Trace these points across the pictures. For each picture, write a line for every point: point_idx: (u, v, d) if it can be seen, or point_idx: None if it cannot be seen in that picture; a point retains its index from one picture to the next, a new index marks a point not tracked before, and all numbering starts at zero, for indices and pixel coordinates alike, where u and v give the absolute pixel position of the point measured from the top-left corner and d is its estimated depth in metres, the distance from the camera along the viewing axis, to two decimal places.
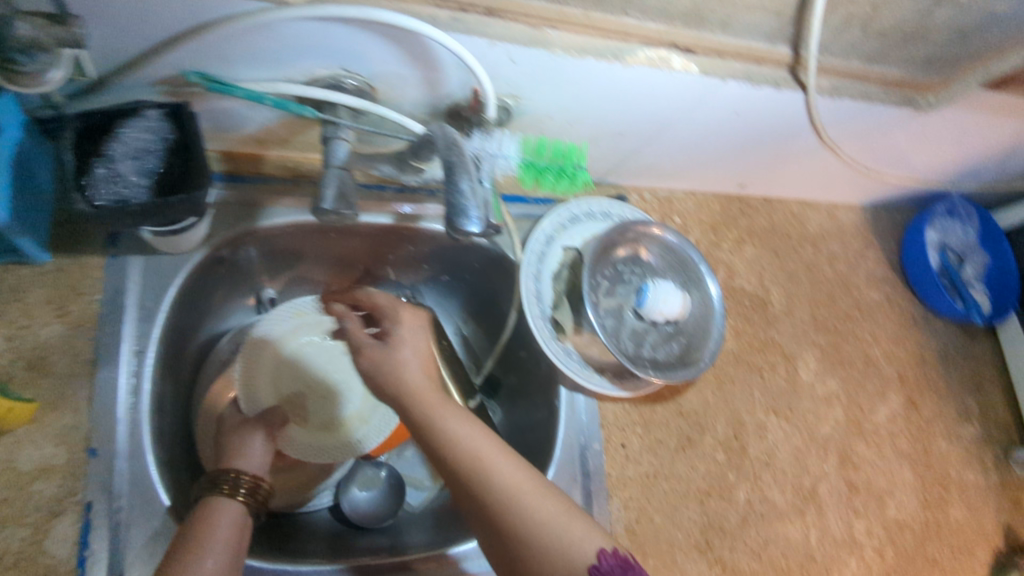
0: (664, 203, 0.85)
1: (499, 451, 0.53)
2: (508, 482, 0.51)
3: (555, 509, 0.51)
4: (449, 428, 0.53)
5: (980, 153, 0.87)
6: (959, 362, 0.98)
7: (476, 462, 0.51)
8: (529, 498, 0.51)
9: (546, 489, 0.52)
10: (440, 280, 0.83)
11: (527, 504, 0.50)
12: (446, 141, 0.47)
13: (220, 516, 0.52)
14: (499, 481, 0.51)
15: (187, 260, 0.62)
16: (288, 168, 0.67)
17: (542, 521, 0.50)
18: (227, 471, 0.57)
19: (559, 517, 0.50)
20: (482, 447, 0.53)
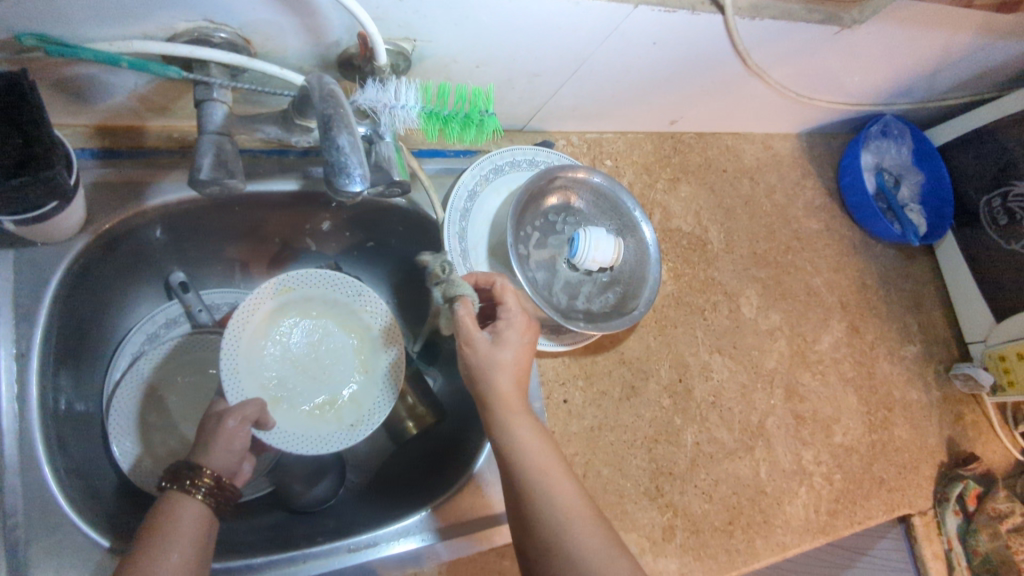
0: (593, 145, 0.82)
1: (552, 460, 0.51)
2: (565, 508, 0.49)
3: (610, 548, 0.48)
4: (523, 438, 0.51)
5: (911, 70, 0.84)
6: (899, 284, 0.98)
7: (536, 478, 0.50)
8: (564, 510, 0.48)
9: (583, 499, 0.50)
10: (366, 246, 0.78)
11: (580, 535, 0.48)
12: (322, 90, 0.41)
13: (187, 516, 0.49)
14: (557, 500, 0.49)
15: (68, 250, 0.56)
16: (175, 140, 0.61)
17: (585, 555, 0.47)
18: (199, 465, 0.51)
19: (606, 556, 0.47)
20: (537, 453, 0.51)
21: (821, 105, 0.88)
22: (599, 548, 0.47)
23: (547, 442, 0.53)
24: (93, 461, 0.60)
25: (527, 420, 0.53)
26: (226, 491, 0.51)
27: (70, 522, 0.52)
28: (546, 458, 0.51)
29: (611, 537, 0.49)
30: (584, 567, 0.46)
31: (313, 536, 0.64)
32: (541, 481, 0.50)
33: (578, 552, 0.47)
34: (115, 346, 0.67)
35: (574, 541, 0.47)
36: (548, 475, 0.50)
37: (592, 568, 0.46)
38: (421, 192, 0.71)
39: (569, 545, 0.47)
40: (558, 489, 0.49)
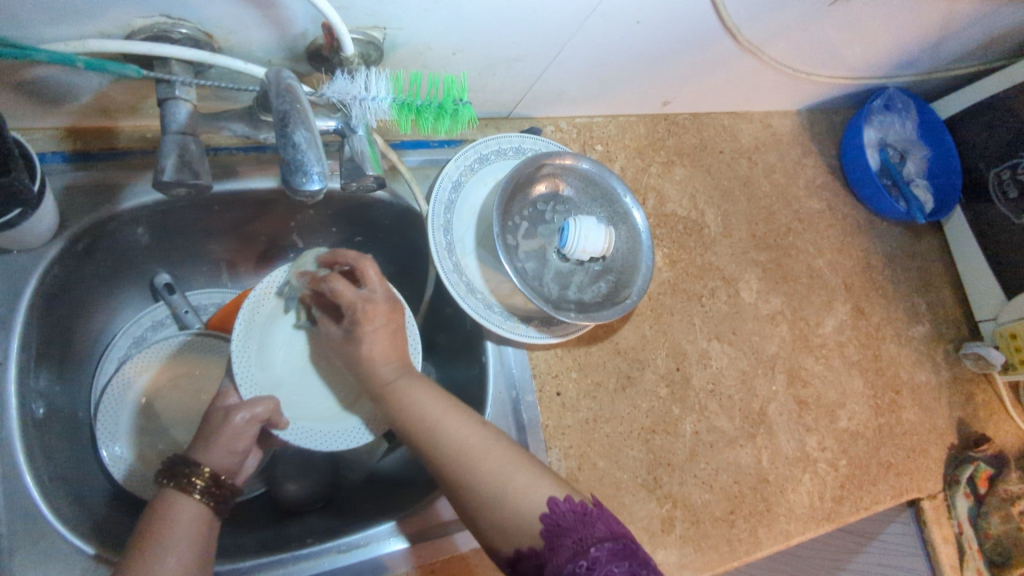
0: (583, 130, 0.80)
1: (453, 409, 0.52)
2: (457, 440, 0.50)
3: (509, 459, 0.50)
4: (411, 400, 0.52)
5: (915, 39, 0.81)
6: (905, 262, 0.95)
7: (424, 428, 0.50)
8: (469, 454, 0.49)
9: (496, 442, 0.51)
10: (353, 242, 0.76)
11: (498, 471, 0.49)
12: (280, 85, 0.41)
13: (183, 516, 0.47)
14: (446, 440, 0.50)
15: (41, 258, 0.55)
16: (147, 140, 0.61)
17: (489, 477, 0.48)
18: (200, 464, 0.49)
19: (506, 467, 0.49)
20: (444, 409, 0.51)
21: (821, 81, 0.85)
22: (497, 472, 0.49)
23: (435, 393, 0.53)
24: (80, 467, 0.59)
25: (415, 382, 0.53)
26: (224, 491, 0.49)
27: (54, 532, 0.51)
28: (426, 410, 0.51)
29: (509, 446, 0.51)
30: (494, 489, 0.48)
31: (305, 536, 0.63)
32: (427, 430, 0.50)
33: (480, 480, 0.48)
34: (102, 350, 0.67)
35: (473, 468, 0.49)
36: (442, 423, 0.51)
37: (500, 488, 0.48)
38: (404, 185, 0.69)
39: (477, 476, 0.49)
40: (451, 428, 0.50)
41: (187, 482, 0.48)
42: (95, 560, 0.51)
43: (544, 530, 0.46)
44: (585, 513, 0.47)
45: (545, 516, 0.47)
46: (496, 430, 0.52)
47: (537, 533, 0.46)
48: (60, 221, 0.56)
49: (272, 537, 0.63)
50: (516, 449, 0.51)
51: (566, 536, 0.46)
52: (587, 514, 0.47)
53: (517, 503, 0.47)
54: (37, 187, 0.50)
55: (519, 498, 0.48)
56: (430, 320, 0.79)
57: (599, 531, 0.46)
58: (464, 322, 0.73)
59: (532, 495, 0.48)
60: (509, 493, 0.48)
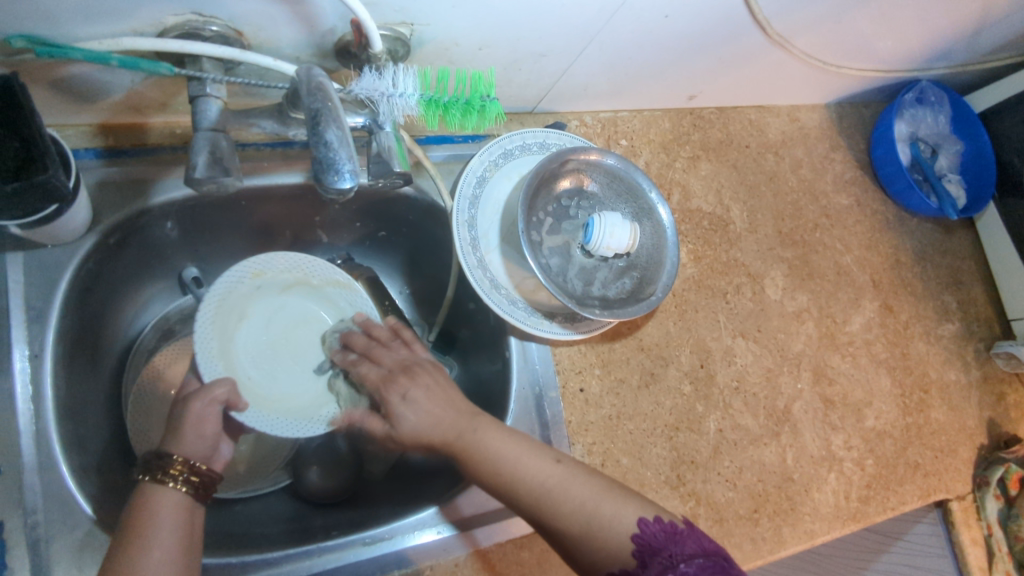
0: (607, 125, 0.79)
1: (530, 444, 0.52)
2: (539, 480, 0.50)
3: (594, 489, 0.50)
4: (494, 446, 0.50)
5: (950, 30, 0.79)
6: (936, 259, 0.93)
7: (503, 470, 0.50)
8: (560, 485, 0.50)
9: (582, 473, 0.51)
10: (378, 236, 0.77)
11: (590, 499, 0.49)
12: (310, 83, 0.41)
13: (165, 505, 0.48)
14: (533, 482, 0.49)
15: (75, 252, 0.56)
16: (177, 136, 0.61)
17: (579, 512, 0.48)
18: (171, 455, 0.50)
19: (596, 496, 0.50)
20: (521, 446, 0.51)
21: (851, 74, 0.83)
22: (588, 500, 0.49)
23: (512, 435, 0.52)
24: (113, 457, 0.61)
25: (491, 427, 0.52)
26: (204, 479, 0.50)
27: (89, 520, 0.52)
28: (513, 449, 0.50)
29: (594, 476, 0.51)
30: (584, 520, 0.48)
31: (330, 528, 0.64)
32: (506, 471, 0.50)
33: (572, 514, 0.48)
34: (132, 343, 0.68)
35: (561, 505, 0.49)
36: (526, 464, 0.50)
37: (595, 521, 0.48)
38: (428, 180, 0.69)
39: (569, 514, 0.48)
40: (536, 468, 0.50)
41: (162, 474, 0.48)
42: None
43: (637, 550, 0.47)
44: (676, 533, 0.48)
45: (637, 537, 0.48)
46: (581, 462, 0.52)
47: (630, 555, 0.47)
48: (93, 215, 0.57)
49: (298, 528, 0.64)
50: (604, 478, 0.51)
51: (660, 554, 0.47)
52: (676, 533, 0.49)
53: (609, 531, 0.48)
54: (72, 184, 0.50)
55: (612, 525, 0.48)
56: (453, 315, 0.79)
57: (689, 548, 0.48)
58: (488, 317, 0.73)
59: (623, 518, 0.49)
60: (605, 523, 0.48)
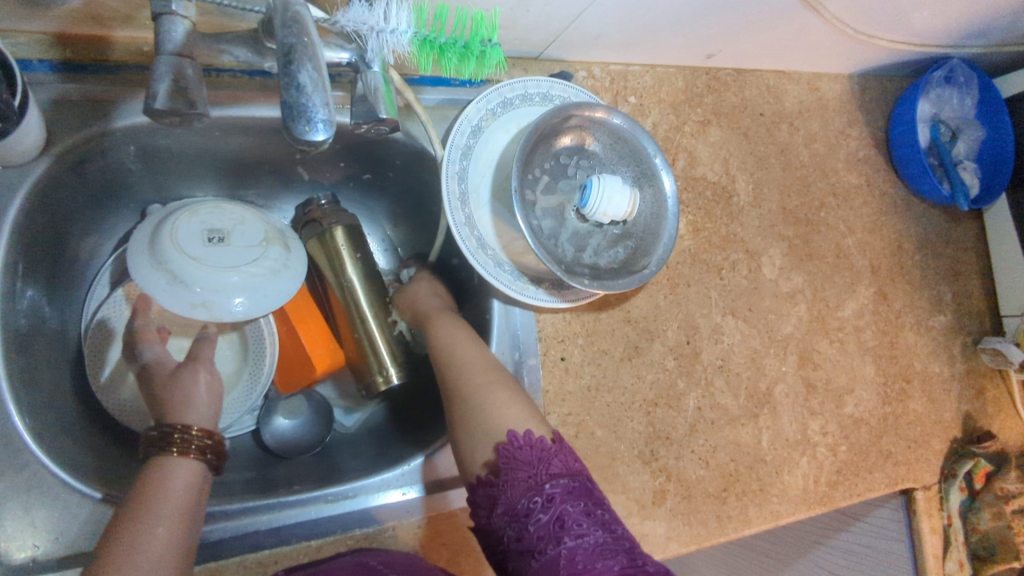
0: (617, 79, 0.74)
1: (473, 340, 0.59)
2: (461, 358, 0.57)
3: (492, 381, 0.54)
4: (436, 333, 0.60)
5: (993, 7, 0.73)
6: (938, 249, 0.91)
7: (443, 346, 0.58)
8: (471, 374, 0.55)
9: (500, 372, 0.56)
10: (362, 179, 0.72)
11: (481, 397, 0.53)
12: (285, 13, 0.37)
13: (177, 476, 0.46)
14: (458, 356, 0.57)
15: (27, 174, 0.52)
16: (145, 55, 0.54)
17: (475, 392, 0.54)
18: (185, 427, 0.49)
19: (488, 388, 0.54)
20: (456, 334, 0.59)
21: (881, 45, 0.78)
22: (487, 382, 0.54)
23: (465, 329, 0.60)
24: (72, 394, 0.58)
25: (447, 317, 0.62)
26: (213, 449, 0.50)
27: (38, 462, 0.50)
28: (455, 336, 0.59)
29: (503, 380, 0.55)
30: (474, 401, 0.53)
31: (293, 480, 0.63)
32: (444, 346, 0.58)
33: (472, 391, 0.54)
34: (92, 275, 0.64)
35: (466, 377, 0.55)
36: (456, 350, 0.58)
37: (478, 400, 0.53)
38: (419, 125, 0.64)
39: (466, 394, 0.54)
40: (460, 349, 0.57)
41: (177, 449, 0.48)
42: (82, 494, 0.51)
43: (501, 457, 0.48)
44: (541, 451, 0.48)
45: (503, 446, 0.48)
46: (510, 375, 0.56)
47: (496, 459, 0.48)
48: (47, 137, 0.52)
49: (260, 478, 0.63)
50: (518, 386, 0.55)
51: (519, 471, 0.47)
52: (543, 451, 0.48)
53: (487, 418, 0.52)
54: (18, 103, 0.46)
55: (492, 415, 0.52)
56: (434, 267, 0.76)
57: (553, 467, 0.47)
58: (471, 274, 0.71)
59: (503, 414, 0.51)
60: (486, 410, 0.52)
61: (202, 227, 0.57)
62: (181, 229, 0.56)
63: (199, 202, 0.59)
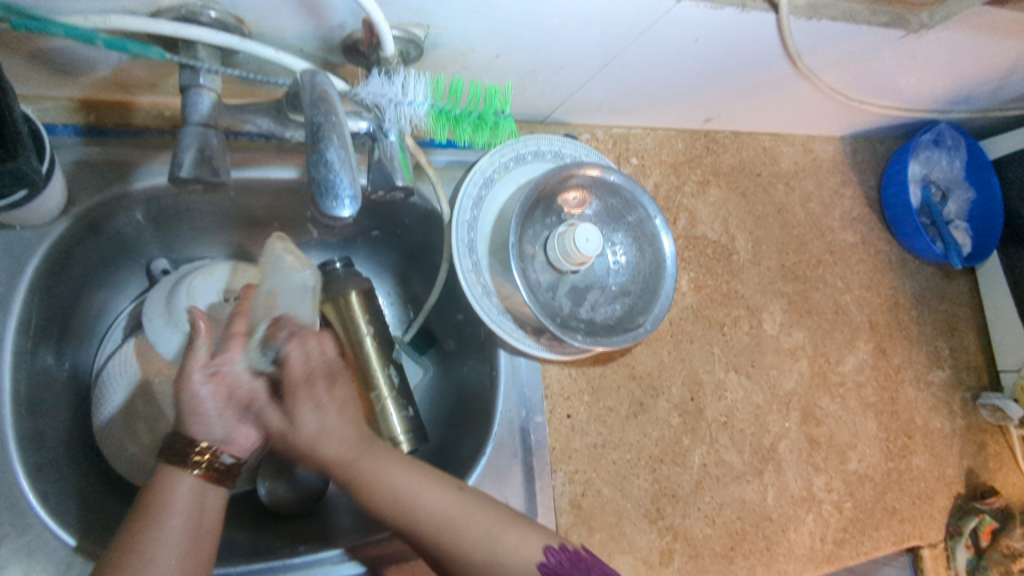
0: (619, 141, 0.76)
1: (429, 480, 0.50)
2: (436, 511, 0.48)
3: (491, 522, 0.49)
4: (382, 483, 0.49)
5: (977, 77, 0.77)
6: (934, 304, 0.92)
7: (398, 505, 0.48)
8: (464, 535, 0.48)
9: (478, 509, 0.50)
10: (370, 235, 0.74)
11: (495, 546, 0.48)
12: (314, 94, 0.38)
13: (180, 495, 0.45)
14: (423, 512, 0.48)
15: (48, 233, 0.53)
16: (165, 118, 0.57)
17: (474, 544, 0.48)
18: (195, 441, 0.47)
19: (492, 528, 0.49)
20: (410, 480, 0.49)
21: (872, 110, 0.81)
22: (484, 531, 0.48)
23: (405, 464, 0.51)
24: (76, 451, 0.58)
25: (381, 457, 0.50)
26: (221, 466, 0.48)
27: (42, 524, 0.50)
28: (400, 483, 0.49)
29: (491, 505, 0.50)
30: (481, 553, 0.48)
31: (296, 542, 0.62)
32: (398, 498, 0.49)
33: (470, 547, 0.48)
34: (101, 332, 0.65)
35: (456, 536, 0.48)
36: (424, 505, 0.48)
37: (489, 549, 0.48)
38: (429, 185, 0.67)
39: (473, 547, 0.48)
40: (428, 499, 0.49)
41: (183, 460, 0.46)
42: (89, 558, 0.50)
43: None
44: (578, 560, 0.50)
45: (544, 565, 0.48)
46: (472, 489, 0.51)
47: None
48: (67, 198, 0.53)
49: (263, 540, 0.62)
50: (497, 509, 0.50)
51: None
52: (580, 561, 0.50)
53: (510, 562, 0.48)
54: (45, 168, 0.47)
55: (511, 557, 0.48)
56: (438, 322, 0.78)
57: (594, 574, 0.49)
58: (477, 328, 0.71)
59: (524, 552, 0.48)
60: (504, 554, 0.48)
61: (215, 287, 0.62)
62: (193, 287, 0.61)
63: (213, 265, 0.63)
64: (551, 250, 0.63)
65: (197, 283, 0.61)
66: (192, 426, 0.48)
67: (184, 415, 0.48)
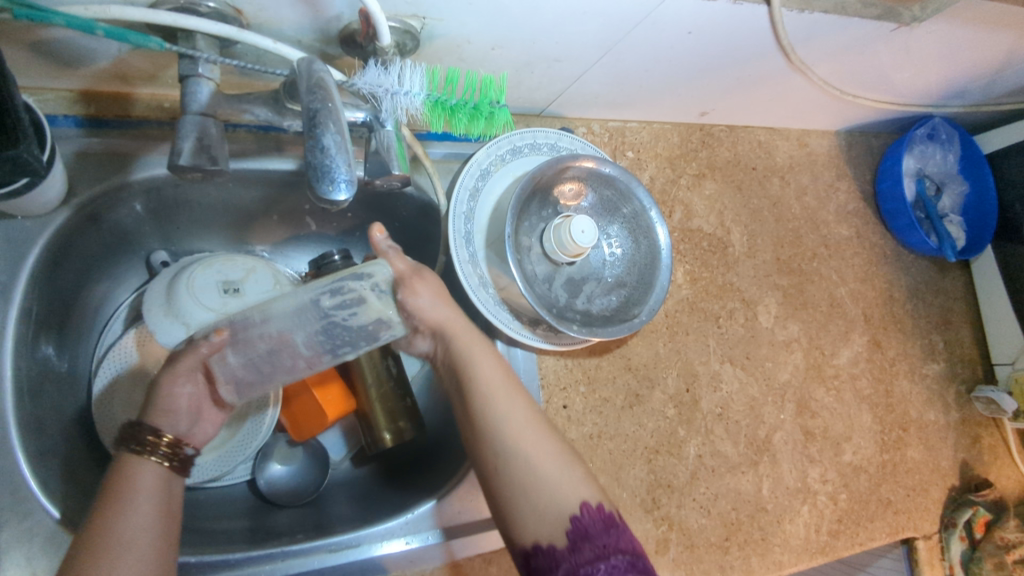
0: (615, 135, 0.77)
1: (517, 393, 0.54)
2: (515, 423, 0.52)
3: (557, 452, 0.52)
4: (482, 374, 0.53)
5: (970, 71, 0.77)
6: (928, 298, 0.93)
7: (486, 400, 0.52)
8: (532, 451, 0.51)
9: (551, 432, 0.53)
10: (368, 229, 0.74)
11: (552, 473, 0.51)
12: (310, 79, 0.39)
13: (144, 481, 0.45)
14: (505, 420, 0.52)
15: (49, 222, 0.53)
16: (164, 110, 0.58)
17: (538, 462, 0.51)
18: (159, 430, 0.48)
19: (556, 457, 0.51)
20: (504, 383, 0.54)
21: (867, 104, 0.82)
22: (552, 455, 0.51)
23: (505, 371, 0.55)
24: (77, 440, 0.58)
25: (487, 354, 0.55)
26: (181, 457, 0.48)
27: (42, 510, 0.50)
28: (497, 382, 0.54)
29: (556, 439, 0.53)
30: (544, 470, 0.50)
31: (295, 531, 0.63)
32: (486, 410, 0.52)
33: (534, 463, 0.51)
34: (100, 323, 0.65)
35: (526, 448, 0.51)
36: (506, 414, 0.52)
37: (546, 473, 0.50)
38: (426, 178, 0.67)
39: (533, 465, 0.50)
40: (512, 408, 0.53)
41: (141, 447, 0.46)
42: None
43: (570, 530, 0.49)
44: (610, 525, 0.50)
45: (575, 518, 0.49)
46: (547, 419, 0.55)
47: (562, 532, 0.48)
48: (68, 188, 0.54)
49: (261, 529, 0.63)
50: (565, 446, 0.53)
51: (590, 540, 0.48)
52: (612, 526, 0.50)
53: (558, 494, 0.50)
54: (46, 157, 0.47)
55: (562, 489, 0.50)
56: None
57: (620, 542, 0.49)
58: (475, 319, 0.72)
59: (573, 491, 0.50)
60: (558, 486, 0.50)
61: (213, 282, 0.62)
62: (192, 283, 0.61)
63: (212, 256, 0.64)
64: (548, 240, 0.64)
65: (195, 279, 0.61)
66: (160, 419, 0.49)
67: (154, 408, 0.50)
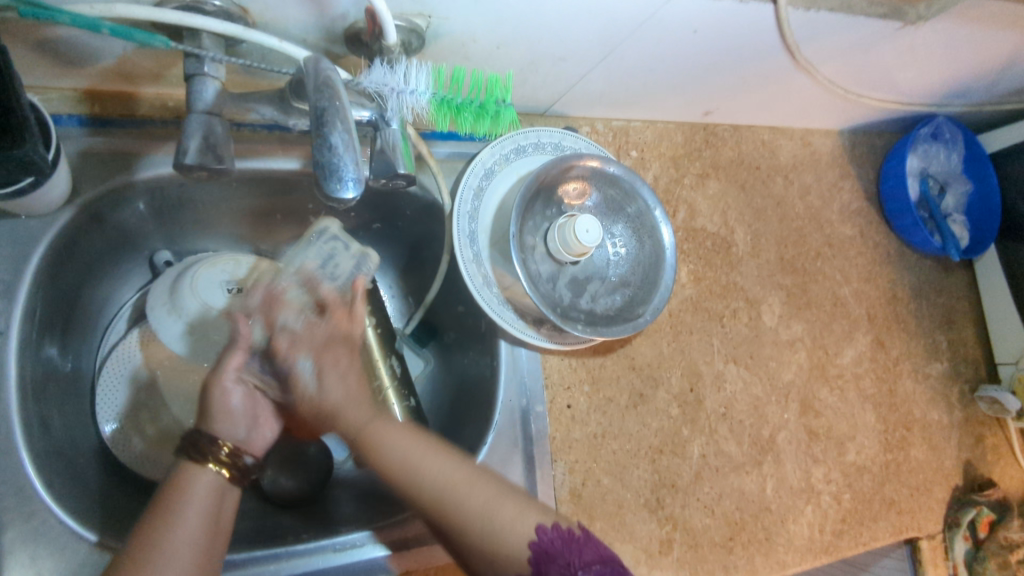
0: (619, 134, 0.77)
1: (436, 447, 0.52)
2: (439, 477, 0.50)
3: (495, 491, 0.50)
4: (394, 442, 0.51)
5: (974, 70, 0.77)
6: (932, 297, 0.93)
7: (406, 473, 0.50)
8: (465, 500, 0.49)
9: (487, 478, 0.51)
10: (371, 228, 0.74)
11: (497, 519, 0.48)
12: (318, 78, 0.39)
13: (199, 490, 0.45)
14: (429, 477, 0.50)
15: (53, 221, 0.53)
16: (169, 109, 0.57)
17: (474, 510, 0.49)
18: (218, 438, 0.48)
19: (491, 499, 0.49)
20: (417, 443, 0.52)
21: (870, 103, 0.82)
22: (483, 500, 0.49)
23: (416, 434, 0.53)
24: (81, 440, 0.58)
25: (391, 425, 0.53)
26: (241, 465, 0.49)
27: (47, 510, 0.50)
28: (413, 445, 0.51)
29: (490, 478, 0.51)
30: (483, 520, 0.48)
31: (299, 531, 0.63)
32: (415, 472, 0.50)
33: (468, 512, 0.48)
34: (104, 323, 0.65)
35: (456, 502, 0.49)
36: (431, 468, 0.50)
37: (488, 519, 0.48)
38: (431, 177, 0.67)
39: (468, 514, 0.48)
40: (434, 463, 0.50)
41: (201, 453, 0.47)
42: (95, 544, 0.51)
43: (532, 557, 0.47)
44: (572, 539, 0.49)
45: (534, 543, 0.48)
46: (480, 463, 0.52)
47: (526, 563, 0.47)
48: (73, 187, 0.54)
49: (266, 528, 0.63)
50: (504, 484, 0.51)
51: (555, 561, 0.47)
52: (573, 541, 0.49)
53: (508, 537, 0.48)
54: (51, 156, 0.47)
55: (507, 531, 0.48)
56: (440, 314, 0.78)
57: (588, 555, 0.49)
58: (478, 319, 0.72)
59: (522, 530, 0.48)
60: (501, 530, 0.48)
61: (218, 278, 0.62)
62: (196, 280, 0.61)
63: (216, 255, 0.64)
64: (553, 240, 0.64)
65: (200, 276, 0.61)
66: (217, 425, 0.50)
67: (211, 412, 0.50)
